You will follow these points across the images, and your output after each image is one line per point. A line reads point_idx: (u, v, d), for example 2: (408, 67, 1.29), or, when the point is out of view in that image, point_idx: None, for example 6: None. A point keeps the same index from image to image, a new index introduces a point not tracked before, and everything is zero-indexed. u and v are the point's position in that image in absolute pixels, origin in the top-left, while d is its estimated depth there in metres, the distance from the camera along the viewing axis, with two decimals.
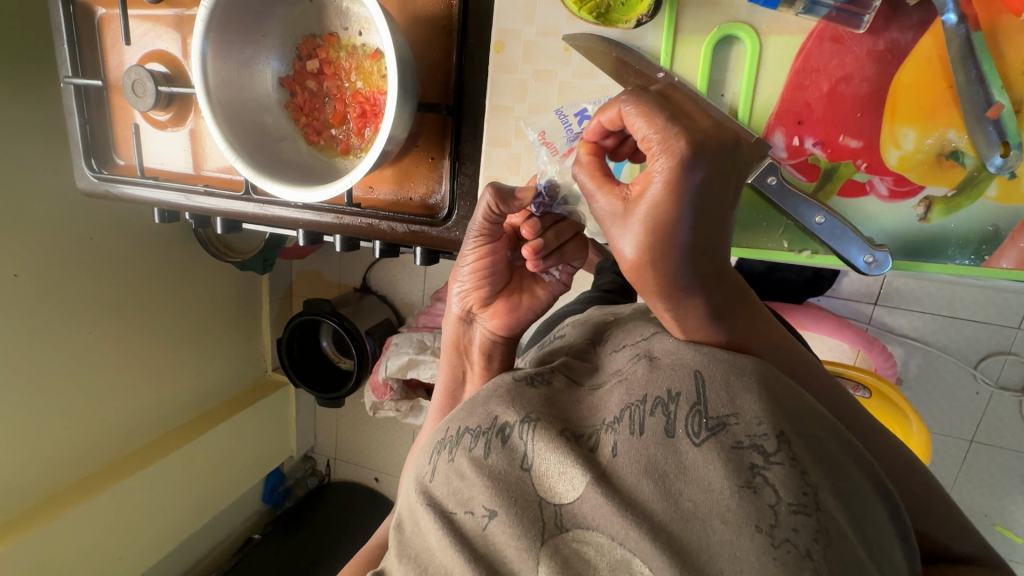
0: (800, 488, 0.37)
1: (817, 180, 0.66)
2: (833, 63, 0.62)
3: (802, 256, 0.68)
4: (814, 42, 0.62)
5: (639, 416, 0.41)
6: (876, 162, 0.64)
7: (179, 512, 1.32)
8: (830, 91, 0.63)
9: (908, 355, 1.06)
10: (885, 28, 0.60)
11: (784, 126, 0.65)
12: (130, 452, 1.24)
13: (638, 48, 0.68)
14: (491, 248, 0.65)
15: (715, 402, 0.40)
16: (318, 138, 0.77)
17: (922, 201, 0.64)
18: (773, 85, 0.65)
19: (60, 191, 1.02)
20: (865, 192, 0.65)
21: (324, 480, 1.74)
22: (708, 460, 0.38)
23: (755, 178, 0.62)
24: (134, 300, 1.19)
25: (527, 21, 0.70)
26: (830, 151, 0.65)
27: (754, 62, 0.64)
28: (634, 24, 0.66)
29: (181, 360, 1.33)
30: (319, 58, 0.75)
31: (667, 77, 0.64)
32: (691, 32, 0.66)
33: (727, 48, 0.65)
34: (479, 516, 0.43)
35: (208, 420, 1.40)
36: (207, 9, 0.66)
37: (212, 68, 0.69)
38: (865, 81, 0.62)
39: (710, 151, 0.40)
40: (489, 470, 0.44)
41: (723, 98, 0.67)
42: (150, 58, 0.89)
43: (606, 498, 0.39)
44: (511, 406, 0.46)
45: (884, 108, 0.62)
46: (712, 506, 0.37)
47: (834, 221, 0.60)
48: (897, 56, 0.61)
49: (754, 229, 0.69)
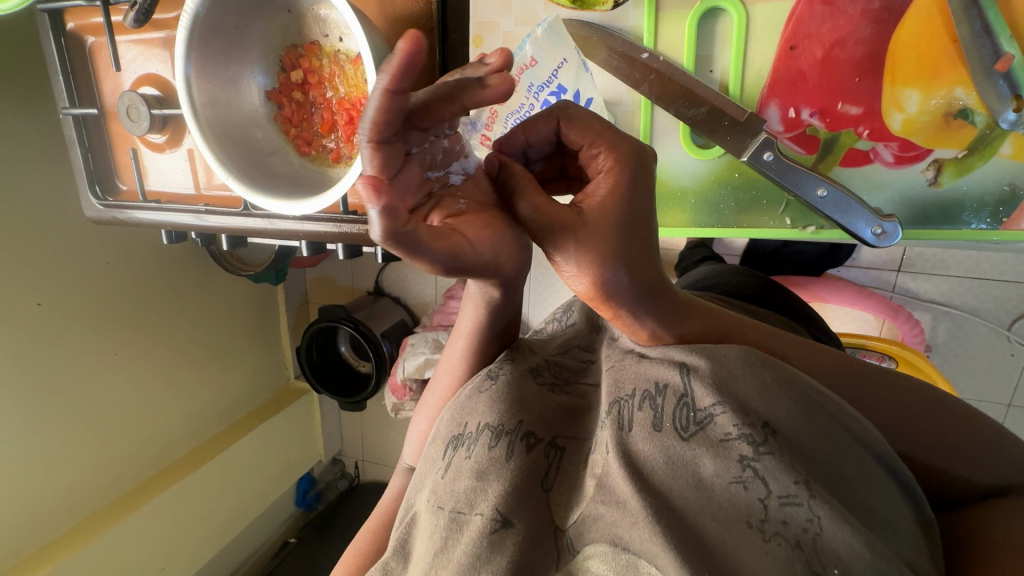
0: (792, 479, 0.35)
1: (816, 152, 0.64)
2: (826, 27, 0.59)
3: (807, 233, 0.65)
4: (804, 6, 0.60)
5: (628, 412, 0.41)
6: (879, 127, 0.61)
7: (217, 520, 1.36)
8: (825, 57, 0.60)
9: (936, 321, 1.02)
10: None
11: (778, 99, 0.63)
12: (163, 467, 1.27)
13: (620, 28, 0.67)
14: (473, 226, 0.42)
15: (701, 393, 0.39)
16: (309, 149, 0.77)
17: (931, 164, 0.61)
18: (763, 56, 0.63)
19: (73, 221, 1.04)
20: (869, 160, 0.63)
21: (353, 482, 1.78)
22: (695, 453, 0.38)
23: (750, 156, 0.60)
24: (155, 319, 1.22)
25: (505, 12, 0.70)
26: (829, 120, 0.62)
27: (741, 33, 0.62)
28: (611, 5, 0.64)
29: (204, 375, 1.36)
30: (302, 68, 0.74)
31: (652, 58, 0.62)
32: (674, 8, 0.64)
33: (713, 21, 0.63)
34: (487, 517, 0.41)
35: (237, 430, 1.43)
36: (185, 30, 0.67)
37: (197, 88, 0.70)
38: (861, 43, 0.59)
39: (642, 172, 0.46)
40: (509, 469, 0.43)
41: (712, 74, 0.65)
42: (143, 82, 0.90)
43: (606, 508, 0.39)
44: (508, 415, 0.46)
45: (884, 70, 0.59)
46: (701, 505, 0.36)
47: (838, 194, 0.57)
48: (894, 14, 0.58)
49: (755, 208, 0.67)
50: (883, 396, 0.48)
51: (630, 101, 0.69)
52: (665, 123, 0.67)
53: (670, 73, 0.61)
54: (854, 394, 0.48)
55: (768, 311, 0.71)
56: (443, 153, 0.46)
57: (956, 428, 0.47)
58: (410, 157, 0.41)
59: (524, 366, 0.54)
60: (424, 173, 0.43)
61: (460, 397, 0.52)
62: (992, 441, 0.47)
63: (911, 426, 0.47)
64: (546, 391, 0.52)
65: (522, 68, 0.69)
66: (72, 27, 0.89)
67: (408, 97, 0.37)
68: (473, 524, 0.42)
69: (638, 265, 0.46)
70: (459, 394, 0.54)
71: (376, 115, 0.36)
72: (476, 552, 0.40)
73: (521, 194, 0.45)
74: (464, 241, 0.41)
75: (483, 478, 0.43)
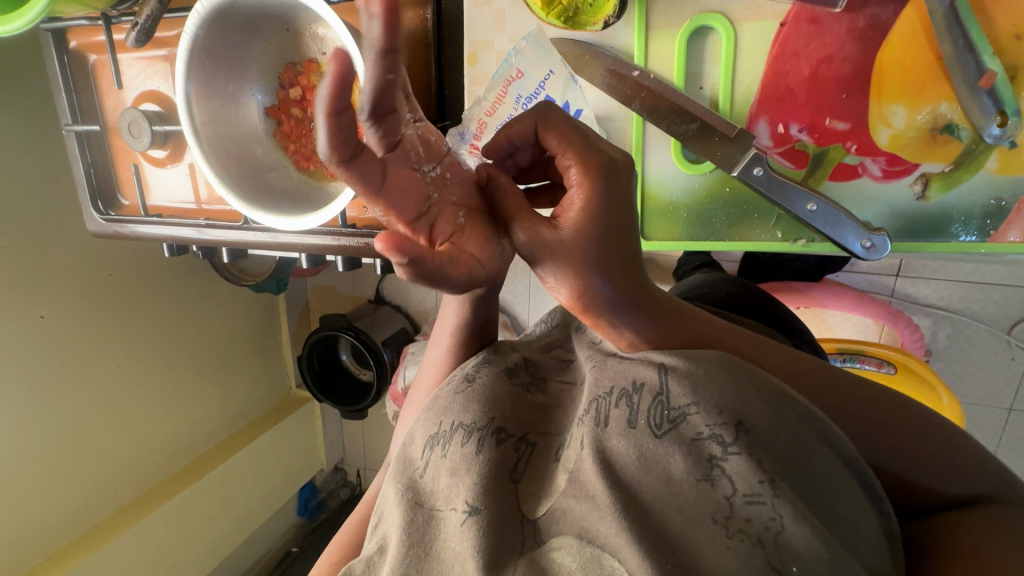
0: (757, 477, 0.37)
1: (805, 166, 0.64)
2: (813, 45, 0.60)
3: (797, 246, 0.66)
4: (791, 25, 0.60)
5: (605, 409, 0.43)
6: (866, 142, 0.62)
7: (219, 530, 1.37)
8: (812, 74, 0.61)
9: (936, 325, 1.03)
10: (863, 4, 0.58)
11: (767, 114, 0.63)
12: (164, 478, 1.28)
13: (611, 48, 0.66)
14: (470, 239, 0.44)
15: (676, 391, 0.40)
16: (308, 165, 0.76)
17: (918, 178, 0.62)
18: (752, 72, 0.63)
19: (79, 235, 1.06)
20: (858, 174, 0.63)
21: (355, 491, 1.77)
22: (667, 451, 0.39)
23: (740, 171, 0.61)
24: (163, 329, 1.24)
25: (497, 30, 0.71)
26: (817, 135, 0.63)
27: (729, 52, 0.63)
28: (602, 25, 0.65)
29: (208, 385, 1.37)
30: (300, 86, 0.75)
31: (642, 76, 0.62)
32: (664, 26, 0.64)
33: (702, 38, 0.64)
34: (459, 509, 0.43)
35: (239, 440, 1.43)
36: (184, 51, 0.68)
37: (197, 107, 0.72)
38: (848, 60, 0.59)
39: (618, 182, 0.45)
40: (482, 463, 0.45)
41: (702, 91, 0.65)
42: (144, 99, 0.91)
43: (577, 504, 0.40)
44: (487, 414, 0.48)
45: (870, 86, 0.60)
46: (669, 500, 0.38)
47: (827, 207, 0.58)
48: (879, 32, 0.58)
49: (746, 221, 0.67)
50: (867, 412, 0.48)
51: (622, 117, 0.68)
52: (657, 138, 0.67)
53: (661, 91, 0.62)
54: (835, 407, 0.49)
55: (754, 322, 0.71)
56: (425, 151, 0.48)
57: (943, 443, 0.48)
58: (387, 166, 0.43)
59: (503, 366, 0.55)
60: (411, 172, 0.45)
61: (437, 396, 0.54)
62: (971, 453, 0.48)
63: (903, 441, 0.47)
64: (523, 392, 0.53)
65: (508, 80, 0.66)
66: (76, 46, 0.91)
67: (353, 114, 0.39)
68: (450, 516, 0.44)
69: (610, 272, 0.47)
70: (442, 391, 0.55)
71: (330, 140, 0.38)
72: (455, 543, 0.42)
73: (505, 206, 0.47)
74: (474, 261, 0.42)
75: (459, 473, 0.45)
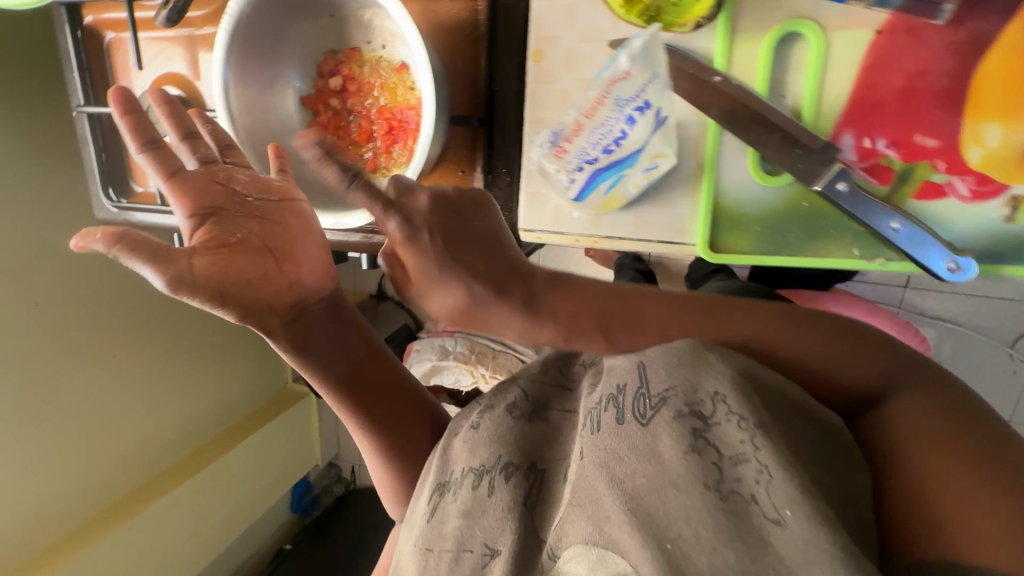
0: (739, 435, 0.28)
1: (890, 184, 0.51)
2: (907, 57, 0.48)
3: (875, 265, 0.53)
4: (886, 37, 0.48)
5: (594, 417, 0.34)
6: (956, 161, 0.49)
7: (212, 529, 1.30)
8: (905, 87, 0.48)
9: (941, 337, 1.02)
10: (967, 16, 0.46)
11: (849, 125, 0.51)
12: (156, 474, 1.21)
13: (689, 52, 0.53)
14: (214, 258, 0.41)
15: (653, 374, 0.32)
16: (344, 158, 0.73)
17: (1009, 201, 0.48)
18: (842, 85, 0.50)
19: (78, 222, 1.01)
20: (943, 195, 0.50)
21: (350, 488, 1.65)
22: (652, 437, 0.30)
23: (821, 186, 0.50)
24: (158, 319, 1.18)
25: (568, 24, 0.56)
26: (903, 152, 0.50)
27: (820, 63, 0.50)
28: (692, 27, 0.52)
29: (204, 378, 1.30)
30: (341, 75, 0.71)
31: (726, 82, 0.51)
32: (751, 29, 0.51)
33: (788, 45, 0.51)
34: (477, 552, 0.36)
35: (235, 435, 1.35)
36: (227, 30, 0.63)
37: (234, 93, 0.67)
38: (946, 73, 0.47)
39: (466, 219, 0.40)
40: (497, 503, 0.36)
41: (783, 101, 0.52)
42: (164, 81, 0.84)
43: (575, 514, 0.32)
44: (474, 449, 0.39)
45: (967, 98, 0.47)
46: (655, 484, 0.29)
47: (913, 226, 0.49)
48: (984, 45, 0.46)
49: (822, 237, 0.54)
50: (902, 415, 0.37)
51: (695, 124, 0.55)
52: (733, 148, 0.54)
53: (743, 98, 0.51)
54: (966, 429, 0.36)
55: None
56: (248, 181, 0.48)
57: None
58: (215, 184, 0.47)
59: (508, 397, 0.42)
60: (218, 185, 0.47)
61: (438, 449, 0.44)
62: None
63: None
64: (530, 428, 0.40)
65: (614, 79, 0.52)
66: (90, 22, 0.86)
67: (164, 154, 0.47)
68: (461, 563, 0.36)
69: (500, 316, 0.38)
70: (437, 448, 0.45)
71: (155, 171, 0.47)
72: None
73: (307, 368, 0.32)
74: (186, 264, 0.39)
75: (470, 518, 0.36)
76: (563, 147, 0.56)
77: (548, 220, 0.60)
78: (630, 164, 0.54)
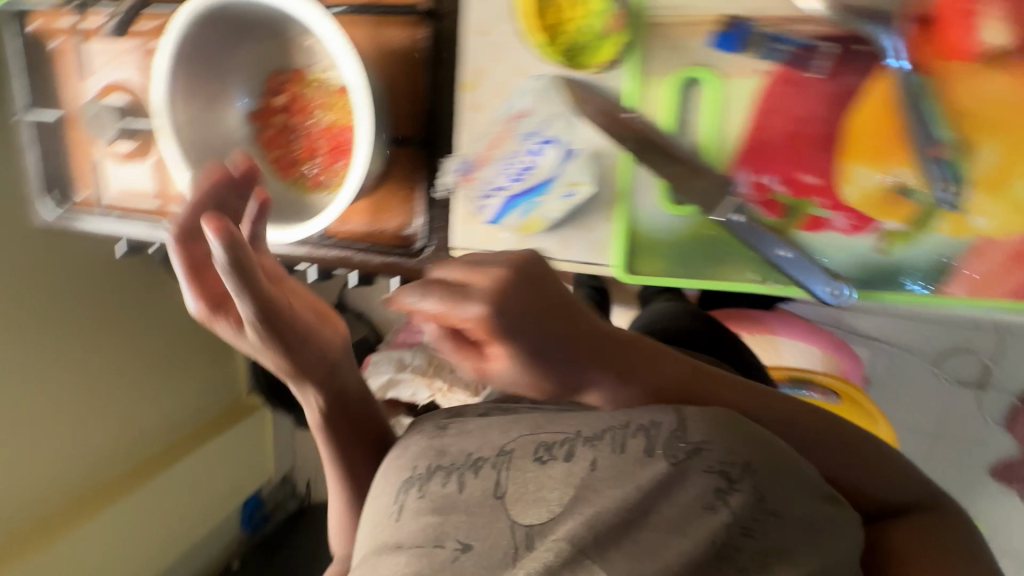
0: (753, 511, 0.34)
1: (780, 216, 0.56)
2: (790, 104, 0.54)
3: (769, 288, 0.58)
4: (773, 84, 0.53)
5: (619, 440, 0.37)
6: (835, 198, 0.55)
7: (155, 547, 1.23)
8: (789, 131, 0.54)
9: (874, 355, 0.99)
10: (839, 71, 0.52)
11: (744, 162, 0.56)
12: (96, 488, 1.16)
13: (603, 91, 0.58)
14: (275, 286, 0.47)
15: (692, 426, 0.36)
16: (289, 172, 0.75)
17: (879, 234, 0.54)
18: (738, 125, 0.55)
19: (16, 228, 0.99)
20: (823, 227, 0.55)
21: (305, 502, 1.53)
22: (680, 480, 0.34)
23: (719, 216, 0.55)
24: (104, 325, 1.15)
25: (496, 60, 0.61)
26: (791, 188, 0.55)
27: (717, 105, 0.55)
28: (599, 70, 0.58)
29: (150, 390, 1.25)
30: (287, 93, 0.74)
31: (632, 118, 0.56)
32: (657, 71, 0.56)
33: (690, 88, 0.56)
34: (450, 547, 0.35)
35: (182, 447, 1.30)
36: (171, 53, 0.65)
37: (178, 109, 0.68)
38: (822, 120, 0.53)
39: (543, 284, 0.39)
40: (470, 498, 0.37)
41: (687, 138, 0.57)
42: (111, 90, 0.85)
43: (571, 519, 0.34)
44: (484, 441, 0.40)
45: (840, 143, 0.53)
46: (671, 516, 0.33)
47: (799, 255, 0.54)
48: (854, 97, 0.52)
49: (723, 262, 0.59)
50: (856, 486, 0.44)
51: (609, 156, 0.60)
52: (643, 178, 0.59)
53: (652, 134, 0.56)
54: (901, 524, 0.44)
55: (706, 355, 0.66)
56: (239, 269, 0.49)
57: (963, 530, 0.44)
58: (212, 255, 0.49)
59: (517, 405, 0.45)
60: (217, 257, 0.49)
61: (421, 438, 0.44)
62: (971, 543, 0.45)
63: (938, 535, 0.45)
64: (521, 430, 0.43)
65: (516, 116, 0.62)
66: (36, 28, 0.86)
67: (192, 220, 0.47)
68: (426, 558, 0.36)
69: (499, 351, 0.39)
70: (409, 436, 0.46)
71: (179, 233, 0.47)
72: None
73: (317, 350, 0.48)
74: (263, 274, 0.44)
75: (446, 515, 0.37)
76: (467, 176, 0.65)
77: (478, 238, 0.65)
78: (545, 192, 0.61)
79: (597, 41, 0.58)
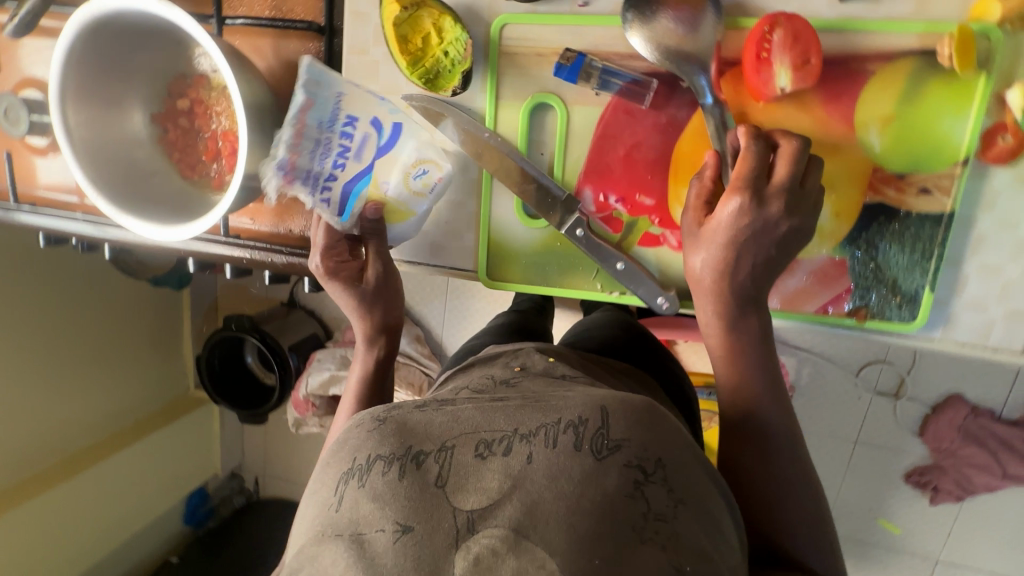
0: (668, 499, 0.36)
1: (621, 231, 0.62)
2: (626, 131, 0.59)
3: (613, 297, 0.64)
4: (610, 113, 0.59)
5: (550, 436, 0.38)
6: (667, 217, 0.60)
7: (90, 536, 1.24)
8: (626, 155, 0.60)
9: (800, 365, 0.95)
10: (666, 103, 0.58)
11: (590, 182, 0.62)
12: (25, 477, 1.14)
13: (469, 110, 0.63)
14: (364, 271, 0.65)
15: (616, 424, 0.38)
16: (191, 173, 0.78)
17: None
18: (582, 148, 0.61)
19: None
20: (660, 244, 0.61)
21: (252, 499, 1.56)
22: (605, 472, 0.36)
23: (565, 230, 0.61)
24: (36, 315, 1.12)
25: (372, 78, 0.65)
26: (629, 207, 0.61)
27: (563, 129, 0.61)
28: (450, 94, 0.63)
29: (89, 381, 1.23)
30: (190, 98, 0.77)
31: (491, 137, 0.60)
32: (512, 95, 0.62)
33: (542, 113, 0.62)
34: (388, 530, 0.35)
35: (122, 438, 1.29)
36: (62, 52, 0.67)
37: (72, 108, 0.70)
38: (654, 146, 0.59)
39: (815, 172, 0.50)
40: (409, 490, 0.36)
41: (542, 157, 0.63)
42: (25, 84, 0.87)
43: (507, 509, 0.35)
44: (422, 432, 0.39)
45: (671, 169, 0.59)
46: (593, 502, 0.35)
47: (632, 267, 0.60)
48: (679, 128, 0.58)
49: (575, 271, 0.64)
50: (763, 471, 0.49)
51: (473, 171, 0.65)
52: (502, 191, 0.64)
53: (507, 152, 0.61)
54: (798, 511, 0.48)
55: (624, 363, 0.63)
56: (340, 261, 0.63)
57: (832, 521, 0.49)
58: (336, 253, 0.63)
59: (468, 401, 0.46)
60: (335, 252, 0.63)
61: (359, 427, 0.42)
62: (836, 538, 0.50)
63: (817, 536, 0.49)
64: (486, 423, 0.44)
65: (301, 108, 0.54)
66: None
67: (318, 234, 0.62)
68: (369, 546, 0.35)
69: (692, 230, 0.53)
70: (353, 419, 0.44)
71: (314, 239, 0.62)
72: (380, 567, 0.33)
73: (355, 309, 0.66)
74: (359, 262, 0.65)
75: (386, 500, 0.36)
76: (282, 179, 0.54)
77: None
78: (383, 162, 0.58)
79: (456, 63, 0.62)
